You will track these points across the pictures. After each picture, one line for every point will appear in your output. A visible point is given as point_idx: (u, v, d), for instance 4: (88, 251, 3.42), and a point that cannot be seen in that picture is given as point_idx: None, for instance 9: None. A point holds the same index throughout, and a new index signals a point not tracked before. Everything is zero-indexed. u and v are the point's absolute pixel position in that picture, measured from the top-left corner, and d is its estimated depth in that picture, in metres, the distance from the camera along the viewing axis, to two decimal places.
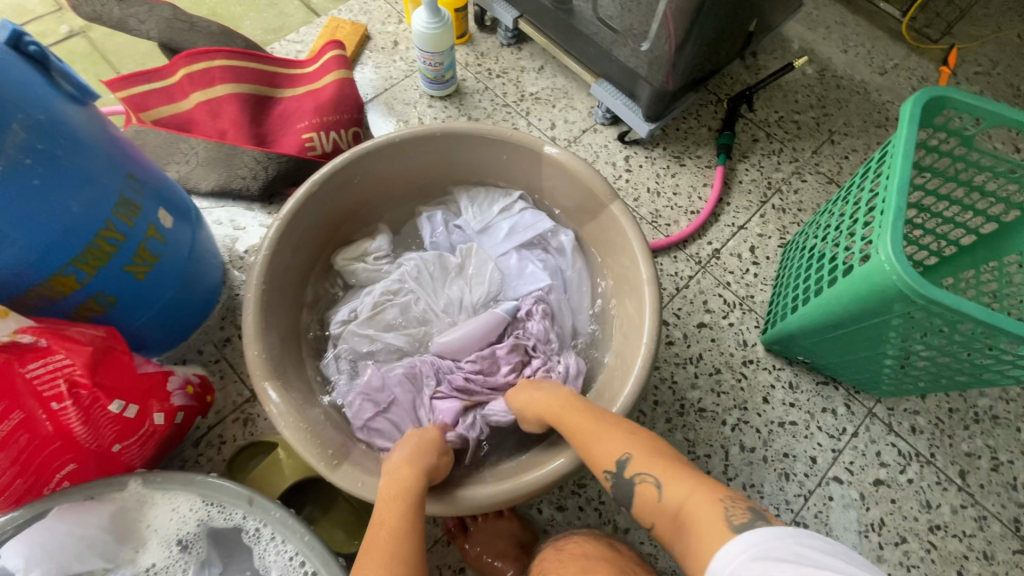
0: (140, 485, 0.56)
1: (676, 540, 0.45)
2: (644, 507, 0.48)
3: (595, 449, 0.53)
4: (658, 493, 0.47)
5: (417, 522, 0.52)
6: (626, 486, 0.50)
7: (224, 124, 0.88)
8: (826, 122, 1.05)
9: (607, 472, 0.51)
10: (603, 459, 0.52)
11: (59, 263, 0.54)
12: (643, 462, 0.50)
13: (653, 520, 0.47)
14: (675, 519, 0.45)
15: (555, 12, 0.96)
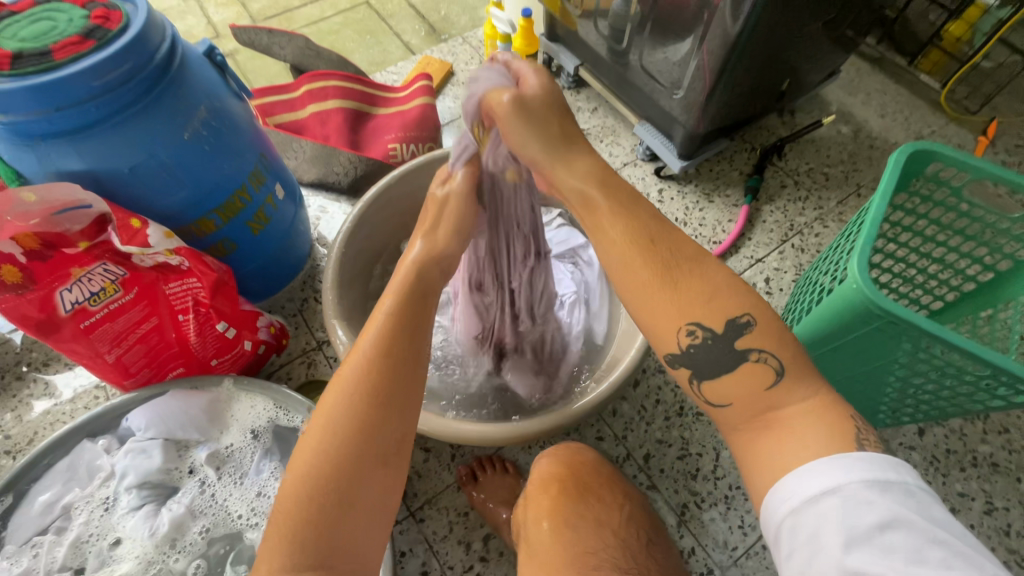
0: (232, 384, 0.72)
1: (755, 430, 0.47)
2: (724, 384, 0.49)
3: (703, 301, 0.48)
4: (770, 381, 0.47)
5: (397, 337, 0.52)
6: (721, 352, 0.48)
7: (329, 131, 1.09)
8: (856, 176, 1.13)
9: (692, 325, 0.48)
10: (704, 316, 0.48)
11: (207, 210, 0.73)
12: (756, 339, 0.47)
13: (734, 399, 0.48)
14: (768, 412, 0.46)
15: (610, 62, 1.12)
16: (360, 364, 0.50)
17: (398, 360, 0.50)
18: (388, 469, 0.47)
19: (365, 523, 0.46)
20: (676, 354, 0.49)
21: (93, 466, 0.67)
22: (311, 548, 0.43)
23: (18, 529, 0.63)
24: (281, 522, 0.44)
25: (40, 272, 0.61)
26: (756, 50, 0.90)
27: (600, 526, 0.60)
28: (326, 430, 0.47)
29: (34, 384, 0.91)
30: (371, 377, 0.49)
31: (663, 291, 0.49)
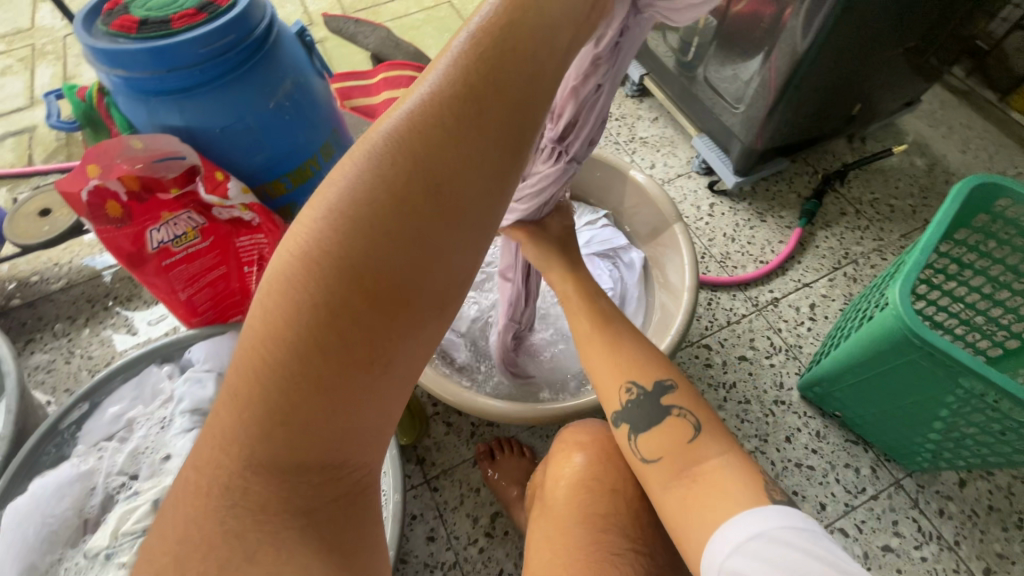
0: None
1: (682, 485, 0.48)
2: (656, 439, 0.51)
3: (629, 362, 0.54)
4: (690, 436, 0.50)
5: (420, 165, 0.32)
6: (652, 410, 0.52)
7: None
8: (924, 211, 1.08)
9: (630, 382, 0.53)
10: (637, 375, 0.53)
11: (280, 173, 0.80)
12: (680, 397, 0.52)
13: (662, 453, 0.50)
14: (692, 467, 0.49)
15: (676, 73, 1.13)
16: (375, 174, 0.32)
17: (432, 183, 0.32)
18: (403, 341, 0.33)
19: (359, 404, 0.32)
20: (618, 412, 0.53)
21: (156, 388, 0.76)
22: (280, 426, 0.31)
23: (91, 433, 0.73)
24: (243, 385, 0.31)
25: (136, 211, 0.70)
26: (824, 71, 0.89)
27: (615, 492, 0.55)
28: (319, 272, 0.31)
29: (116, 317, 1.02)
30: (393, 204, 0.31)
31: (605, 358, 0.55)
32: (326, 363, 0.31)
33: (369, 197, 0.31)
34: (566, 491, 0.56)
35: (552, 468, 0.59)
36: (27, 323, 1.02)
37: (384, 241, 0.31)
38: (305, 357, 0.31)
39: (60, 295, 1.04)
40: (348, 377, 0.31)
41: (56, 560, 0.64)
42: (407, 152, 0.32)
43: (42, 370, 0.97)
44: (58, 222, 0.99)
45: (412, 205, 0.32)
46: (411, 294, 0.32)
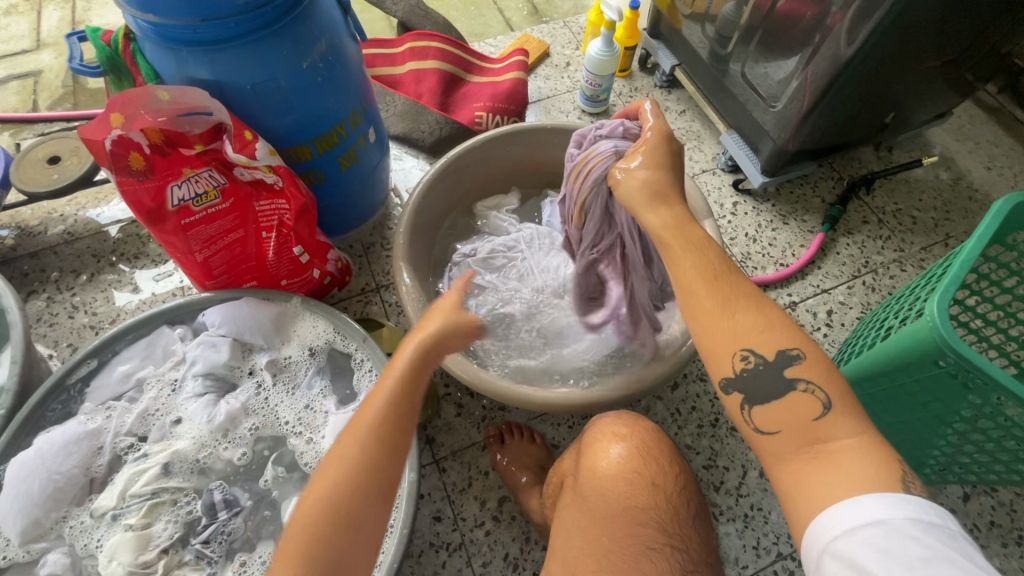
0: (299, 303, 0.76)
1: (802, 460, 0.45)
2: (774, 411, 0.48)
3: (745, 326, 0.50)
4: (818, 412, 0.46)
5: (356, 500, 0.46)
6: (773, 382, 0.48)
7: (423, 90, 1.12)
8: (946, 226, 1.07)
9: (746, 351, 0.49)
10: (758, 343, 0.49)
11: (306, 138, 0.78)
12: (806, 369, 0.47)
13: (782, 426, 0.47)
14: (816, 443, 0.45)
15: (710, 66, 1.11)
16: (379, 416, 0.50)
17: (413, 416, 0.51)
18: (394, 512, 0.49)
19: (373, 555, 0.47)
20: (730, 380, 0.50)
21: (168, 349, 0.74)
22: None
23: (99, 391, 0.71)
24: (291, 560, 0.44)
25: (158, 164, 0.67)
26: (867, 77, 0.87)
27: (654, 487, 0.54)
28: (344, 479, 0.46)
29: (122, 274, 0.99)
30: (395, 435, 0.49)
31: (722, 321, 0.50)
32: (357, 534, 0.46)
33: (374, 429, 0.49)
34: (600, 484, 0.54)
35: (585, 457, 0.58)
36: (30, 274, 0.99)
37: (386, 457, 0.48)
38: (341, 533, 0.45)
39: (65, 248, 1.01)
40: (370, 538, 0.46)
41: (61, 517, 0.63)
42: (399, 400, 0.51)
43: (44, 324, 0.94)
44: (66, 171, 0.96)
45: (404, 429, 0.50)
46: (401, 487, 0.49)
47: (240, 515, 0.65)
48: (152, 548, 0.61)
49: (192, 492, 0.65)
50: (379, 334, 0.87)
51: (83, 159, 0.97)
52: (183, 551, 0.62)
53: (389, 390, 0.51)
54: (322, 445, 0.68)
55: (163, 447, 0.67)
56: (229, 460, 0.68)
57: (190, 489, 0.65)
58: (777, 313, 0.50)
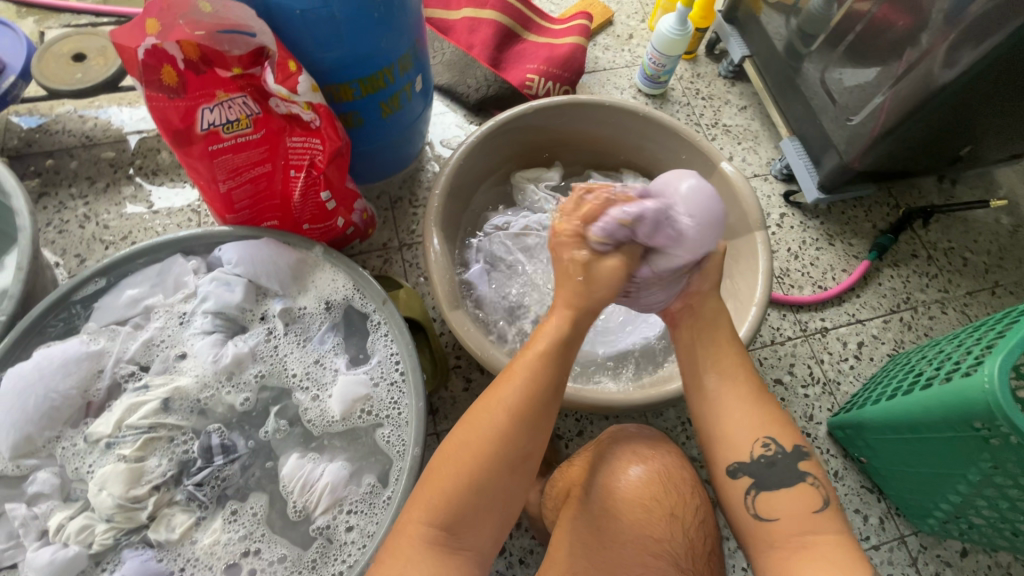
0: (321, 253, 0.72)
1: (793, 548, 0.49)
2: (778, 499, 0.51)
3: (768, 419, 0.54)
4: (818, 505, 0.50)
5: (497, 459, 0.48)
6: (785, 471, 0.52)
7: (475, 40, 1.05)
8: (996, 273, 1.02)
9: (768, 439, 0.53)
10: (778, 433, 0.54)
11: (350, 77, 0.72)
12: (812, 466, 0.53)
13: (784, 513, 0.50)
14: (808, 533, 0.49)
15: (785, 64, 1.03)
16: (515, 395, 0.50)
17: (559, 388, 0.52)
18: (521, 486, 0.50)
19: (502, 515, 0.49)
20: (742, 463, 0.53)
21: (179, 281, 0.70)
22: (455, 535, 0.47)
23: (103, 311, 0.68)
24: (425, 504, 0.47)
25: (191, 83, 0.61)
26: (960, 105, 0.80)
27: (672, 518, 0.50)
28: (481, 448, 0.48)
29: (137, 188, 0.95)
30: (532, 414, 0.50)
31: (755, 406, 0.55)
32: (487, 497, 0.47)
33: (510, 405, 0.49)
34: (615, 505, 0.50)
35: (598, 472, 0.52)
36: (43, 174, 0.94)
37: (515, 429, 0.48)
38: (469, 492, 0.47)
39: (82, 152, 0.97)
40: (495, 504, 0.48)
41: (54, 437, 0.61)
42: (538, 386, 0.50)
43: (53, 230, 0.91)
44: (91, 72, 0.90)
45: (539, 409, 0.50)
46: (531, 457, 0.50)
47: (236, 462, 0.63)
48: (144, 484, 0.59)
49: (190, 432, 0.63)
50: (396, 295, 0.83)
51: (110, 61, 0.91)
52: (174, 490, 0.60)
53: (538, 356, 0.52)
54: (328, 405, 0.66)
55: (166, 381, 0.64)
56: (230, 405, 0.66)
57: (187, 429, 0.63)
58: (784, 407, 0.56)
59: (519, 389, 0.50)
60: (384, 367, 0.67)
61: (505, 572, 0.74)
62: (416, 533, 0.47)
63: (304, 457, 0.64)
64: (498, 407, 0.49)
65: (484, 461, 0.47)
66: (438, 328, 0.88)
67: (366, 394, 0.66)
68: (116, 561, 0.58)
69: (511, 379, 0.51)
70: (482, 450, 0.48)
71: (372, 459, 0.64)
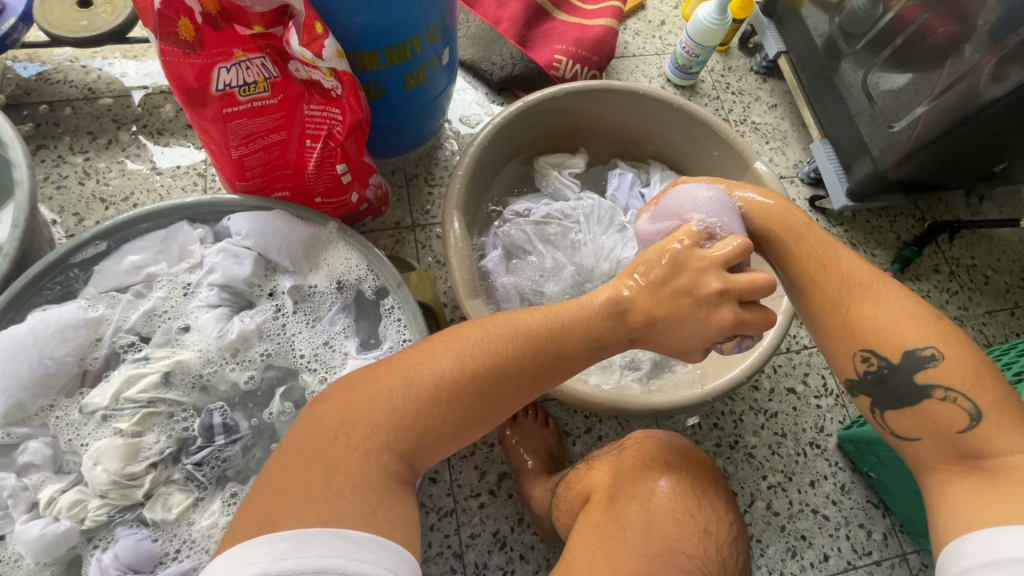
0: (335, 229, 0.69)
1: (950, 470, 0.46)
2: (909, 417, 0.49)
3: (874, 330, 0.51)
4: (963, 424, 0.46)
5: (471, 399, 0.43)
6: (906, 385, 0.49)
7: (503, 15, 1.01)
8: (1017, 293, 1.00)
9: (869, 352, 0.51)
10: (882, 344, 0.50)
11: (376, 45, 0.68)
12: (947, 375, 0.47)
13: (922, 432, 0.48)
14: (962, 454, 0.46)
15: (823, 63, 0.99)
16: (523, 329, 0.47)
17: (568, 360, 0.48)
18: (474, 429, 0.45)
19: (440, 447, 0.43)
20: (854, 380, 0.52)
21: (184, 250, 0.67)
22: (383, 442, 0.40)
23: (103, 276, 0.64)
24: (374, 417, 0.41)
25: (208, 39, 0.57)
26: (1006, 122, 0.77)
27: (704, 534, 0.48)
28: (465, 378, 0.43)
29: (141, 147, 0.91)
30: (529, 359, 0.46)
31: (843, 326, 0.52)
32: (441, 419, 0.42)
33: (513, 336, 0.46)
34: (643, 517, 0.48)
35: (626, 481, 0.50)
36: (42, 126, 0.90)
37: (507, 360, 0.45)
38: (432, 422, 0.42)
39: (84, 105, 0.92)
40: (442, 442, 0.43)
41: (47, 405, 0.58)
42: (547, 342, 0.47)
43: (51, 185, 0.86)
44: (97, 21, 0.85)
45: (542, 358, 0.47)
46: (502, 410, 0.46)
47: (238, 443, 0.60)
48: (141, 461, 0.56)
49: (191, 408, 0.61)
50: (408, 278, 0.80)
51: (117, 10, 0.86)
52: (172, 469, 0.58)
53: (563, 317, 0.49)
54: None
55: (167, 354, 0.61)
56: (234, 383, 0.63)
57: (188, 405, 0.61)
58: (905, 308, 0.51)
59: (528, 325, 0.47)
60: (396, 353, 0.65)
61: (506, 568, 0.73)
62: (345, 428, 0.40)
63: None
64: (499, 332, 0.46)
65: (462, 396, 0.43)
66: (450, 314, 0.85)
67: None
68: (108, 539, 0.55)
69: (524, 322, 0.48)
70: (464, 382, 0.43)
71: None
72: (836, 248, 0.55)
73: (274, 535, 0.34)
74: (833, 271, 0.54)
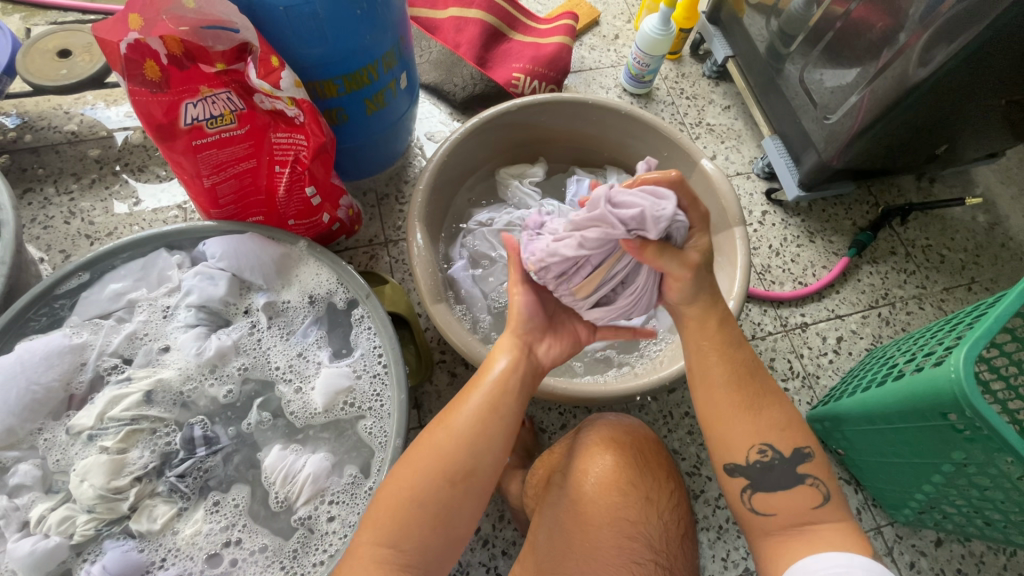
0: (304, 247, 0.73)
1: (785, 534, 0.52)
2: (775, 497, 0.53)
3: (771, 423, 0.54)
4: (817, 502, 0.52)
5: (440, 484, 0.49)
6: (784, 474, 0.53)
7: (461, 40, 1.06)
8: (972, 269, 1.04)
9: (766, 445, 0.53)
10: (777, 439, 0.54)
11: (334, 74, 0.73)
12: (814, 466, 0.54)
13: (778, 510, 0.53)
14: (805, 523, 0.52)
15: (766, 63, 1.04)
16: (462, 402, 0.53)
17: (504, 408, 0.53)
18: (469, 503, 0.50)
19: (438, 535, 0.48)
20: (739, 464, 0.54)
21: (163, 275, 0.71)
22: (377, 543, 0.48)
23: (87, 305, 0.68)
24: (372, 525, 0.49)
25: (174, 78, 0.62)
26: (933, 106, 0.81)
27: (648, 501, 0.51)
28: (425, 469, 0.50)
29: (124, 184, 0.95)
30: (481, 430, 0.52)
31: (745, 415, 0.54)
32: (419, 510, 0.48)
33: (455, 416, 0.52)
34: (593, 491, 0.51)
35: (580, 456, 0.53)
36: (28, 171, 0.94)
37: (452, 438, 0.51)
38: (414, 513, 0.48)
39: (68, 148, 0.97)
40: (442, 526, 0.48)
41: (37, 428, 0.62)
42: (487, 405, 0.53)
43: (38, 225, 0.91)
44: (76, 69, 0.90)
45: (488, 419, 0.52)
46: (478, 477, 0.50)
47: (219, 454, 0.63)
48: (126, 475, 0.59)
49: (173, 424, 0.64)
50: (381, 290, 0.84)
51: (95, 58, 0.91)
52: (156, 482, 0.61)
53: (484, 382, 0.54)
54: (311, 397, 0.66)
55: (149, 374, 0.65)
56: (213, 397, 0.67)
57: (170, 421, 0.64)
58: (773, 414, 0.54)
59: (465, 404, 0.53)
60: (367, 359, 0.68)
61: (488, 564, 0.75)
62: (359, 543, 0.48)
63: (287, 449, 0.64)
64: (450, 411, 0.53)
65: (430, 484, 0.49)
66: (424, 323, 0.89)
67: (348, 386, 0.66)
68: (97, 552, 0.58)
69: (459, 401, 0.54)
70: (426, 474, 0.49)
71: (355, 452, 0.65)
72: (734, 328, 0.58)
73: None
74: (731, 364, 0.56)
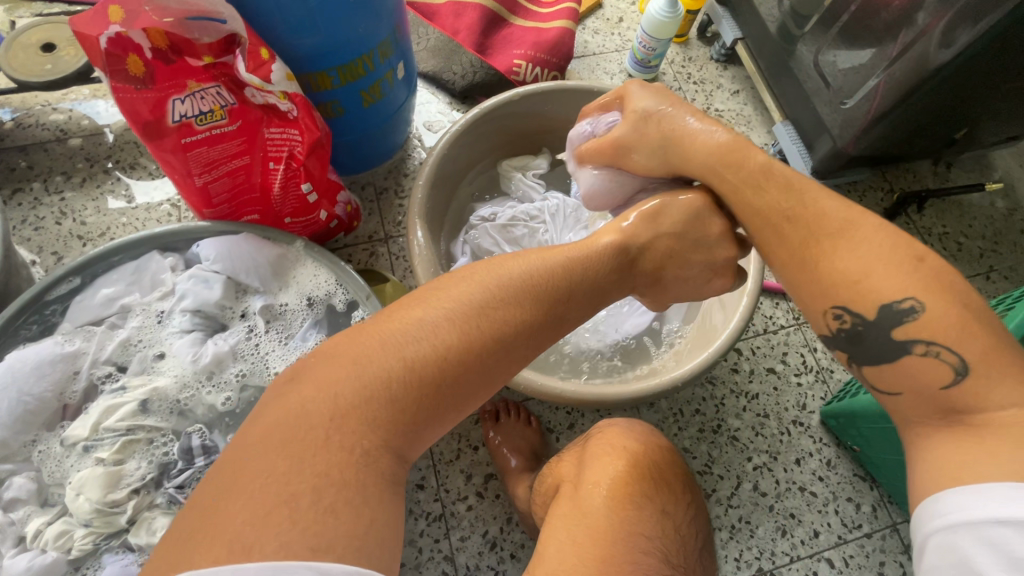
0: (301, 247, 0.70)
1: (936, 424, 0.46)
2: (896, 372, 0.49)
3: (857, 267, 0.51)
4: (948, 377, 0.45)
5: (469, 341, 0.43)
6: (883, 341, 0.49)
7: (460, 26, 1.02)
8: (991, 258, 1.01)
9: (842, 309, 0.51)
10: (857, 299, 0.51)
11: (328, 65, 0.70)
12: (923, 329, 0.47)
13: (904, 387, 0.48)
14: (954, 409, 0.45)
15: (778, 45, 1.00)
16: (511, 275, 0.48)
17: (560, 298, 0.50)
18: (478, 373, 0.43)
19: (439, 398, 0.41)
20: (831, 338, 0.53)
21: (156, 279, 0.68)
22: (373, 387, 0.38)
23: (79, 310, 0.66)
24: (364, 361, 0.39)
25: (160, 73, 0.59)
26: (956, 89, 0.78)
27: (663, 515, 0.51)
28: (454, 313, 0.43)
29: (115, 182, 0.92)
30: (524, 299, 0.47)
31: (812, 283, 0.53)
32: (434, 362, 0.41)
33: (504, 276, 0.48)
34: (606, 503, 0.49)
35: (589, 469, 0.53)
36: (17, 170, 0.92)
37: (497, 301, 0.45)
38: (432, 363, 0.40)
39: (57, 146, 0.94)
40: (446, 390, 0.41)
41: (31, 440, 0.60)
42: (540, 281, 0.49)
43: (29, 227, 0.88)
44: (61, 63, 0.87)
45: (535, 298, 0.48)
46: (502, 354, 0.44)
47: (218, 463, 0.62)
48: (123, 487, 0.58)
49: (171, 433, 0.62)
50: (382, 289, 0.81)
51: (80, 52, 0.88)
52: (155, 494, 0.59)
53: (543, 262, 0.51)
54: None
55: (144, 382, 0.63)
56: (211, 405, 0.65)
57: (167, 430, 0.62)
58: (880, 257, 0.50)
59: (520, 272, 0.49)
60: None
61: (496, 568, 0.74)
62: (332, 387, 0.38)
63: None
64: (470, 287, 0.46)
65: (460, 335, 0.42)
66: None
67: None
68: (96, 566, 0.57)
69: (508, 266, 0.49)
70: (458, 319, 0.43)
71: None
72: (800, 197, 0.55)
73: (240, 571, 0.29)
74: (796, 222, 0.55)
